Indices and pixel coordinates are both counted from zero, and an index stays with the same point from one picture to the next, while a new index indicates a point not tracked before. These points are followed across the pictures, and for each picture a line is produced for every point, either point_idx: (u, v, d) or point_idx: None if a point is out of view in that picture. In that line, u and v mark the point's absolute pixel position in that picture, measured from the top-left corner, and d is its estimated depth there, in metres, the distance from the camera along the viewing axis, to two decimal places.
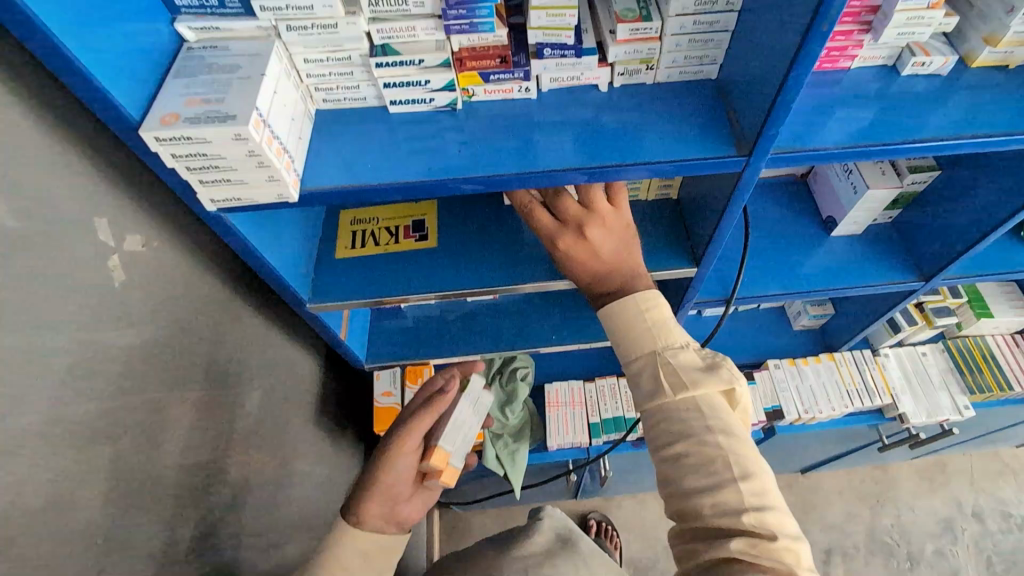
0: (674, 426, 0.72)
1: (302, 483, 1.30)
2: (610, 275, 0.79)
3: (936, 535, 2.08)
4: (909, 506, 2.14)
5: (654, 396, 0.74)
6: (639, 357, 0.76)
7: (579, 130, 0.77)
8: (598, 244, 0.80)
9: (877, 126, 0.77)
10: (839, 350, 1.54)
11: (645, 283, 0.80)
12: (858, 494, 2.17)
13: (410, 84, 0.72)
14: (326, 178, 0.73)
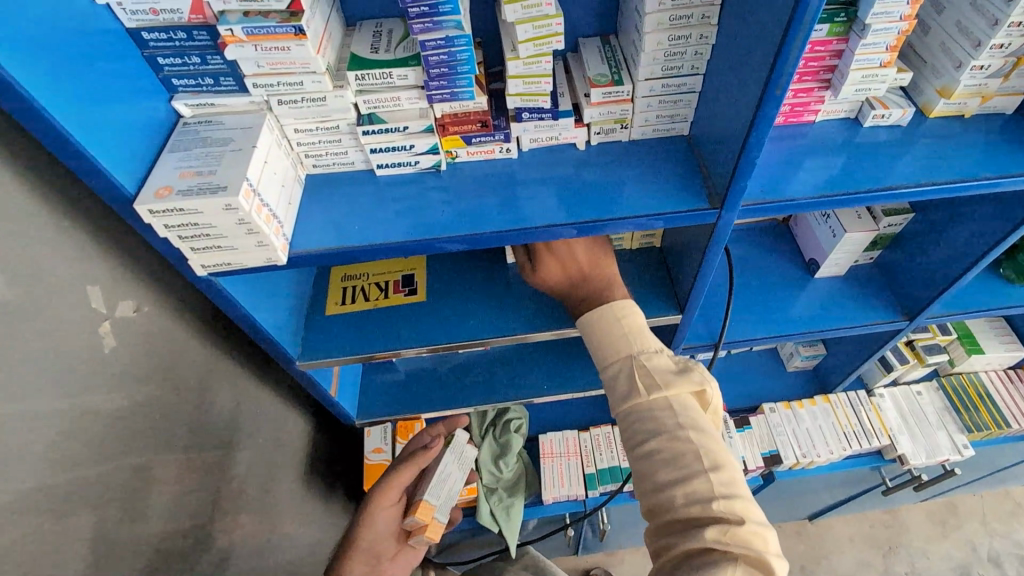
0: (647, 425, 0.71)
1: (290, 548, 1.26)
2: (586, 293, 0.84)
3: None
4: (923, 553, 2.07)
5: (629, 398, 0.73)
6: (615, 362, 0.77)
7: (559, 187, 0.81)
8: (571, 256, 0.88)
9: (844, 175, 0.80)
10: (833, 392, 1.54)
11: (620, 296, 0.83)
12: (870, 541, 2.10)
13: (396, 149, 0.76)
14: (314, 240, 0.75)
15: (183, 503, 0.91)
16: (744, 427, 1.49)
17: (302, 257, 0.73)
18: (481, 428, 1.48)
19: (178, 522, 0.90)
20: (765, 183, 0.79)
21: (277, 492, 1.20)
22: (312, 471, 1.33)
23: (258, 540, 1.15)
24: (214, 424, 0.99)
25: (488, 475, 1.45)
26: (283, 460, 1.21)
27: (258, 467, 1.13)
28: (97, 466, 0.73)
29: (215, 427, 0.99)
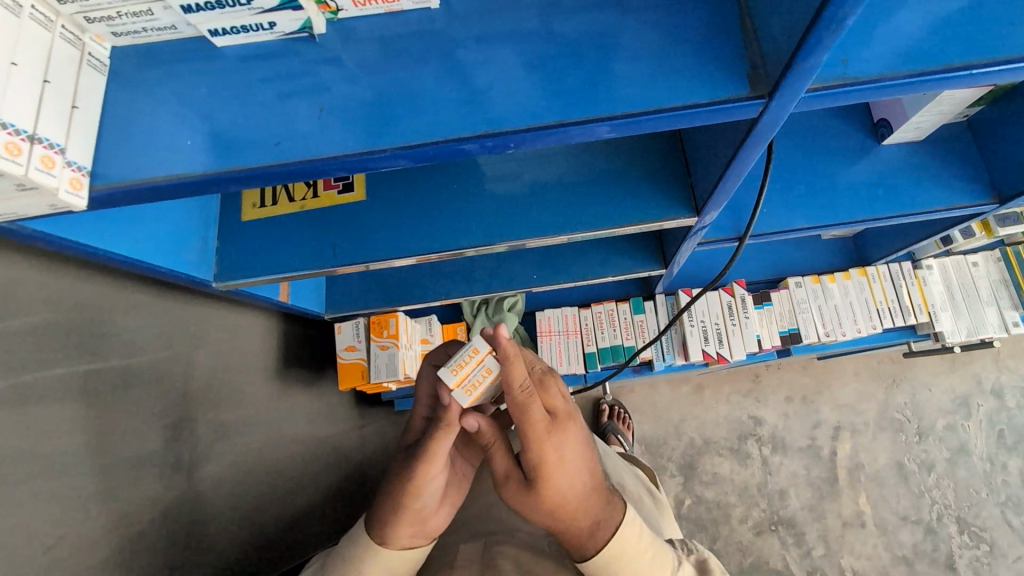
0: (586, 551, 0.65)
1: (283, 436, 1.23)
2: (576, 515, 0.63)
3: (949, 411, 1.83)
4: (926, 385, 1.86)
5: (585, 545, 0.64)
6: (583, 521, 0.64)
7: (511, 56, 0.50)
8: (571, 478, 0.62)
9: (980, 26, 0.48)
10: (873, 264, 1.32)
11: (590, 549, 0.64)
12: (874, 372, 1.88)
13: (227, 5, 0.46)
14: (130, 166, 0.49)
15: (115, 437, 0.84)
16: (764, 304, 1.31)
17: (119, 194, 0.49)
18: (471, 309, 1.37)
19: (112, 457, 0.84)
20: (847, 44, 0.47)
21: (246, 390, 1.14)
22: (283, 361, 1.25)
23: (245, 434, 1.12)
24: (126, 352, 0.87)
25: None
26: (240, 362, 1.12)
27: (211, 374, 1.04)
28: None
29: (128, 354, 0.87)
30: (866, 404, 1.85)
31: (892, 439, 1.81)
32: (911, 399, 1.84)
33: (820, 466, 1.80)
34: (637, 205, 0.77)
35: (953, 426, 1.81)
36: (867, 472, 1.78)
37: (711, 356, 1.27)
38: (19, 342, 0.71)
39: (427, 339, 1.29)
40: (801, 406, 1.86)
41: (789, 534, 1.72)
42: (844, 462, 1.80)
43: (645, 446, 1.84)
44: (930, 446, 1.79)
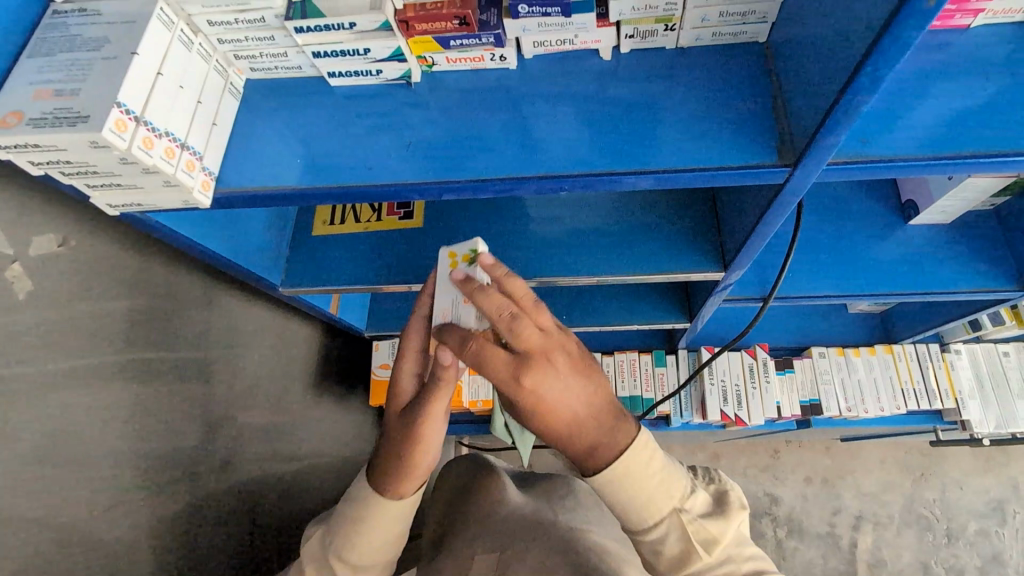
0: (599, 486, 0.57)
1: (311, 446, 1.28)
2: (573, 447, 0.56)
3: (982, 516, 1.76)
4: (958, 485, 1.80)
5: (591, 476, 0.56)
6: (578, 453, 0.56)
7: (574, 109, 0.59)
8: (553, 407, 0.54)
9: (989, 118, 0.54)
10: (899, 342, 1.33)
11: (601, 473, 0.56)
12: (901, 464, 1.84)
13: (347, 54, 0.56)
14: (247, 176, 0.59)
15: (171, 422, 0.92)
16: (785, 371, 1.33)
17: (234, 197, 0.58)
18: None
19: (165, 439, 0.91)
20: (866, 128, 0.54)
21: (283, 395, 1.20)
22: (321, 372, 1.32)
23: (278, 438, 1.18)
24: (193, 344, 0.95)
25: None
26: (283, 368, 1.20)
27: (256, 375, 1.12)
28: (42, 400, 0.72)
29: (195, 347, 0.96)
30: (890, 495, 1.80)
31: (918, 539, 1.74)
32: (940, 496, 1.79)
33: (838, 556, 1.74)
34: (669, 257, 0.83)
35: (986, 532, 1.74)
36: (889, 570, 1.71)
37: (729, 417, 1.29)
38: (112, 319, 0.80)
39: None
40: (821, 489, 1.83)
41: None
42: (865, 555, 1.73)
43: None
44: (960, 551, 1.72)
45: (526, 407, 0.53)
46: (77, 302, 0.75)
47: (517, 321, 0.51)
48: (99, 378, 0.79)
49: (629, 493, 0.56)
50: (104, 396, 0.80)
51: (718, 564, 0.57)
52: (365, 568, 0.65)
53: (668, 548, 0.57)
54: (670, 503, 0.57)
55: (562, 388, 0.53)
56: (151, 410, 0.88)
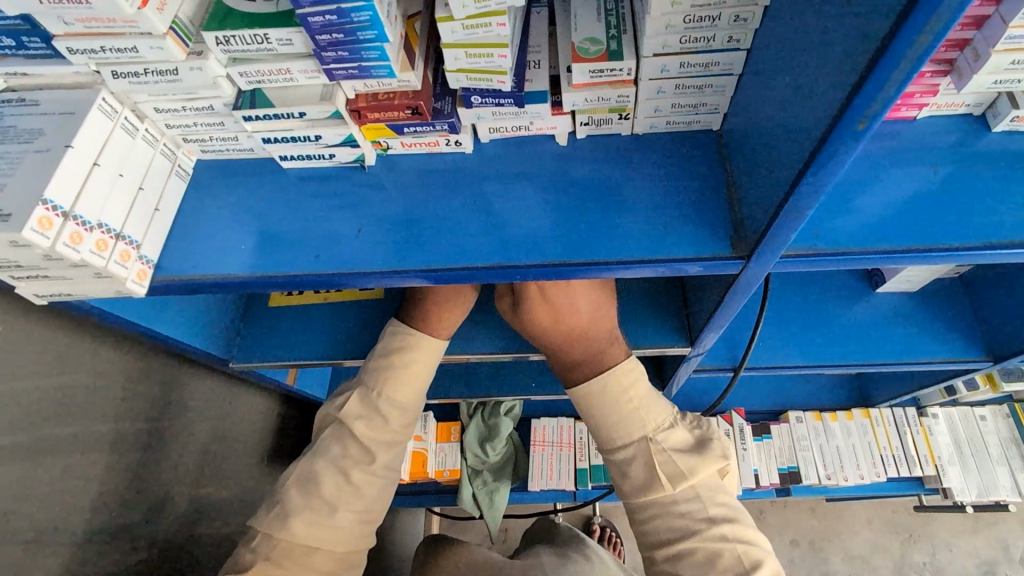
0: (579, 385, 0.73)
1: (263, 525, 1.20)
2: (568, 355, 0.74)
3: None
4: (946, 545, 1.76)
5: (574, 379, 0.73)
6: (569, 357, 0.74)
7: (533, 198, 0.58)
8: (564, 310, 0.72)
9: (946, 209, 0.53)
10: (876, 407, 1.32)
11: (580, 376, 0.73)
12: (889, 524, 1.79)
13: (298, 140, 0.55)
14: (188, 262, 0.56)
15: (110, 513, 0.85)
16: (763, 437, 1.31)
17: (174, 285, 0.55)
18: (468, 410, 1.38)
19: (104, 532, 0.84)
20: (819, 219, 0.54)
21: (237, 470, 1.14)
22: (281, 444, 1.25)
23: (227, 518, 1.11)
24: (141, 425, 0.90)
25: (474, 457, 1.36)
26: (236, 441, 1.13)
27: (206, 449, 1.05)
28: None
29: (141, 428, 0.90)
30: (881, 559, 1.75)
31: None
32: (931, 559, 1.74)
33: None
34: (638, 330, 0.81)
35: None
36: None
37: None
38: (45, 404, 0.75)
39: (421, 437, 1.34)
40: (808, 552, 1.76)
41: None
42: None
43: None
44: None
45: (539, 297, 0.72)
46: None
47: None
48: (24, 471, 0.73)
49: (608, 408, 0.71)
50: (31, 491, 0.74)
51: (682, 498, 0.68)
52: (401, 414, 0.78)
53: (636, 469, 0.70)
54: (642, 431, 0.70)
55: (564, 298, 0.72)
56: (85, 502, 0.81)
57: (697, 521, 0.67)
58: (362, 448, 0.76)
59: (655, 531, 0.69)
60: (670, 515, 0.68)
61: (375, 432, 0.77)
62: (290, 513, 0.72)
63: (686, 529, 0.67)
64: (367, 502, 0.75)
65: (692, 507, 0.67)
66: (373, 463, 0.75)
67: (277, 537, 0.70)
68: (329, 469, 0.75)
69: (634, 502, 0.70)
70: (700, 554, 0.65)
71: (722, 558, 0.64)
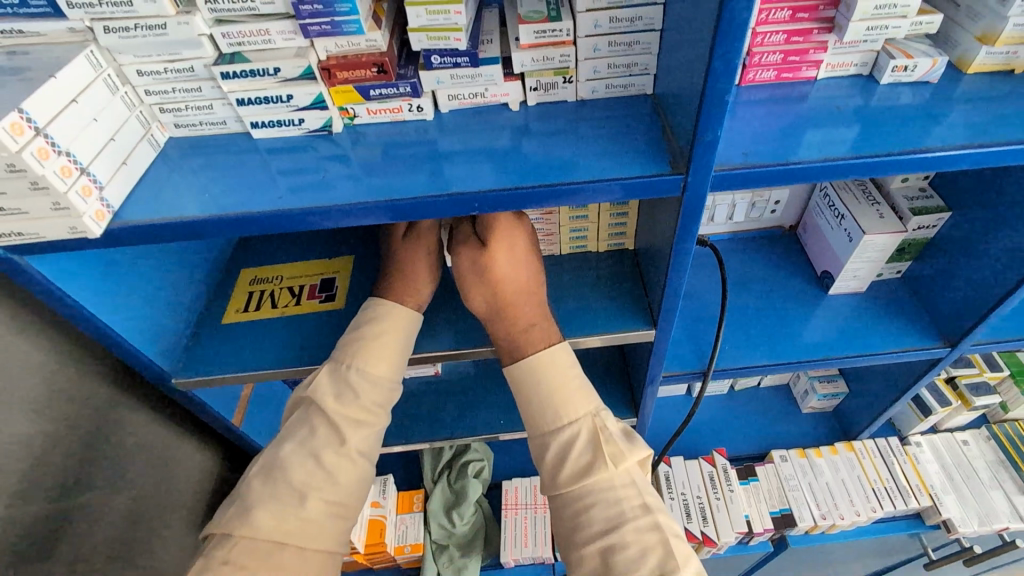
0: (528, 353, 0.67)
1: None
2: (517, 317, 0.69)
3: None
4: None
5: (523, 343, 0.68)
6: (523, 318, 0.69)
7: (492, 151, 0.62)
8: (523, 265, 0.70)
9: (859, 137, 0.60)
10: (858, 438, 1.30)
11: (530, 343, 0.68)
12: None
13: (270, 101, 0.60)
14: (146, 210, 0.57)
15: None
16: (749, 480, 1.25)
17: (131, 230, 0.56)
18: (433, 472, 1.28)
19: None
20: (750, 146, 0.60)
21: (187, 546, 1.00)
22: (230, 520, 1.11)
23: None
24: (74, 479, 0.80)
25: (438, 529, 1.23)
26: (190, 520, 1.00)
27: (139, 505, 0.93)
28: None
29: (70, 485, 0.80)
30: None
31: None
32: None
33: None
34: (603, 318, 0.83)
35: None
36: None
37: (695, 535, 1.16)
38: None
39: (378, 503, 1.21)
40: None
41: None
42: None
43: None
44: None
45: (505, 243, 0.69)
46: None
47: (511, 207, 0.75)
48: None
49: (539, 393, 0.65)
50: None
51: (620, 483, 0.61)
52: (371, 389, 0.69)
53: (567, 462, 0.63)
54: (586, 406, 0.65)
55: (524, 256, 0.71)
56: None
57: (631, 509, 0.60)
58: (329, 426, 0.67)
59: (590, 522, 0.60)
60: (604, 502, 0.61)
61: (347, 409, 0.68)
62: (248, 513, 0.63)
63: (616, 519, 0.59)
64: (343, 492, 0.66)
65: (627, 493, 0.61)
66: (342, 445, 0.66)
67: (237, 535, 0.62)
68: (299, 454, 0.66)
69: (565, 493, 0.63)
70: (633, 548, 0.57)
71: (653, 553, 0.57)
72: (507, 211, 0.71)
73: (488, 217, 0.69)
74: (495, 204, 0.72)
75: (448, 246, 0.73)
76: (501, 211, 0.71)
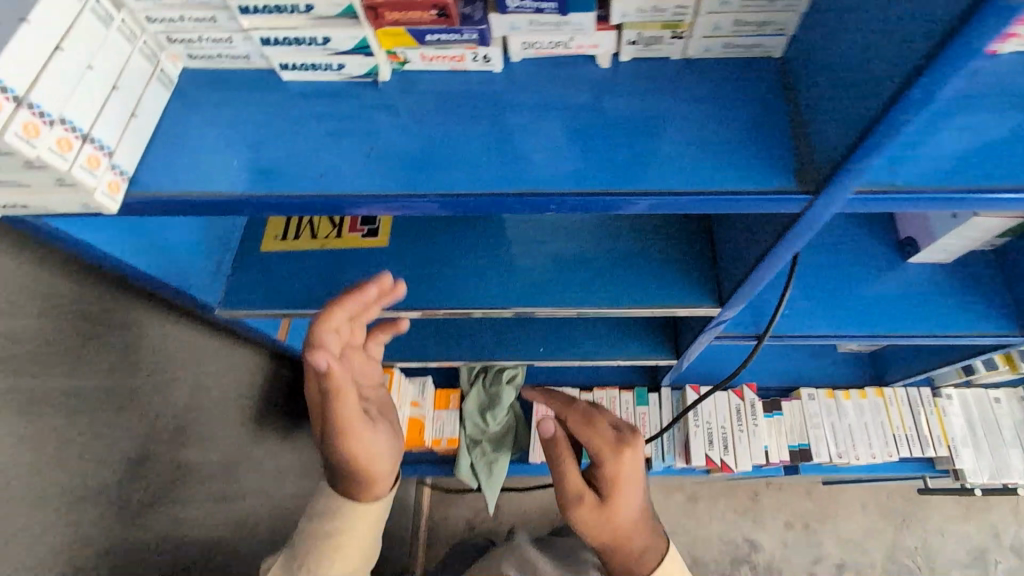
0: (641, 552, 0.72)
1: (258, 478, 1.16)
2: (630, 551, 0.72)
3: (965, 567, 1.67)
4: (938, 530, 1.71)
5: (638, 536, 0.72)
6: (635, 536, 0.72)
7: (568, 125, 0.50)
8: (631, 492, 0.74)
9: None
10: (890, 385, 1.30)
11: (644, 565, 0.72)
12: (882, 509, 1.74)
13: (303, 43, 0.48)
14: (167, 176, 0.49)
15: None
16: (773, 413, 1.28)
17: (153, 202, 0.48)
18: (468, 377, 1.30)
19: None
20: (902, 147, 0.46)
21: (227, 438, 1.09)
22: (270, 408, 1.20)
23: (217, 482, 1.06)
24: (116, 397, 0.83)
25: (473, 427, 1.30)
26: None
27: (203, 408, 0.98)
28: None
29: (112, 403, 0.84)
30: (873, 543, 1.70)
31: None
32: (922, 542, 1.69)
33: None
34: (661, 285, 0.74)
35: None
36: None
37: (715, 462, 1.21)
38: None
39: (417, 403, 1.27)
40: (802, 534, 1.71)
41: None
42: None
43: None
44: None
45: (615, 480, 0.73)
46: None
47: (596, 416, 0.79)
48: None
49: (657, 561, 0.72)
50: None
51: None
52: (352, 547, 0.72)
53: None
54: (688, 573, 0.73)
55: (636, 485, 0.74)
56: None
57: None
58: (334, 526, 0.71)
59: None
60: None
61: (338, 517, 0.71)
62: None
63: None
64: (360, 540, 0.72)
65: None
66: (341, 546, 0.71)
67: None
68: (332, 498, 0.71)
69: None
70: None
71: None
72: (616, 444, 0.74)
73: (609, 459, 0.73)
74: (602, 437, 0.76)
75: (555, 482, 0.75)
76: (614, 450, 0.74)
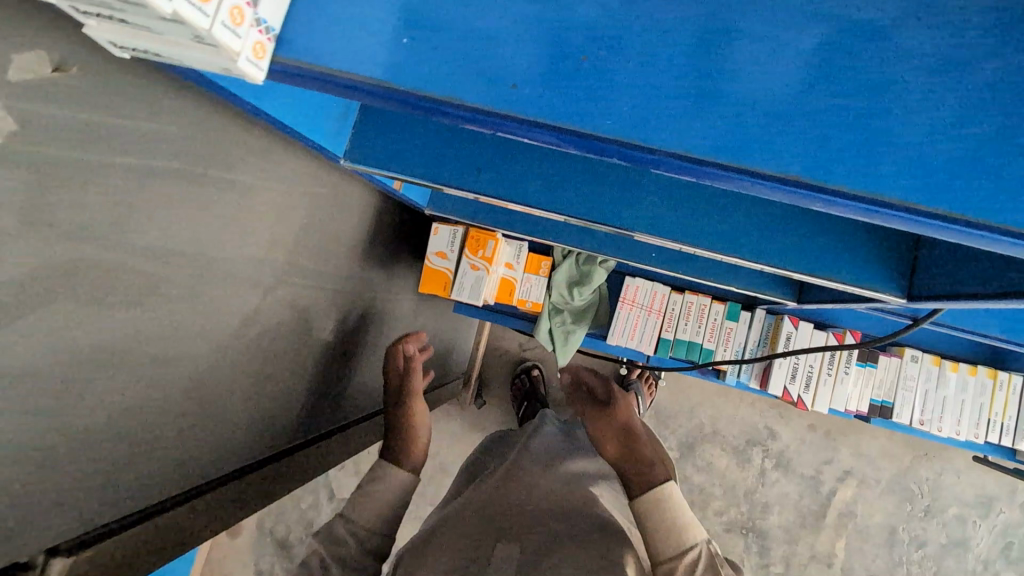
0: (645, 461, 0.84)
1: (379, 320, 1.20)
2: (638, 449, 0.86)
3: (967, 503, 1.83)
4: (957, 471, 1.84)
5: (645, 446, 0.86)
6: (643, 447, 0.87)
7: (830, 69, 0.36)
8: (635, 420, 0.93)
9: None
10: (1005, 371, 1.19)
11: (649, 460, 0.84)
12: (911, 439, 1.85)
13: None
14: (314, 39, 0.38)
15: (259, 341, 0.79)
16: (867, 364, 1.20)
17: (300, 73, 0.39)
18: (562, 251, 1.28)
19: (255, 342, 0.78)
20: None
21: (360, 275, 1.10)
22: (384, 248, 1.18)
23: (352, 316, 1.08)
24: (287, 228, 0.81)
25: (558, 296, 1.29)
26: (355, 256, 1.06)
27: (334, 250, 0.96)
28: (142, 337, 0.58)
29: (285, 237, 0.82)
30: (886, 462, 1.85)
31: (896, 507, 1.84)
32: (934, 476, 1.84)
33: (813, 497, 1.86)
34: (834, 253, 0.66)
35: (964, 518, 1.82)
36: (857, 522, 1.84)
37: (792, 396, 1.19)
38: (201, 227, 0.62)
39: (512, 264, 1.25)
40: (822, 438, 1.87)
41: (755, 542, 1.84)
42: (839, 505, 1.85)
43: (656, 415, 1.92)
44: (931, 526, 1.82)
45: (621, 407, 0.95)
46: (157, 192, 0.56)
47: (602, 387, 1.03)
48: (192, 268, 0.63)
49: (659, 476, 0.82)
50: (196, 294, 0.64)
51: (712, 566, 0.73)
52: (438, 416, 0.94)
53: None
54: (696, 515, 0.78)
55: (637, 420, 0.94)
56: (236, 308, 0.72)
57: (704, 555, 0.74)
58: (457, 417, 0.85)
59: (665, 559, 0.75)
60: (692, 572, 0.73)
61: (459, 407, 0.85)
62: None
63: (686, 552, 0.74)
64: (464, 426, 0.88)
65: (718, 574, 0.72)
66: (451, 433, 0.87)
67: None
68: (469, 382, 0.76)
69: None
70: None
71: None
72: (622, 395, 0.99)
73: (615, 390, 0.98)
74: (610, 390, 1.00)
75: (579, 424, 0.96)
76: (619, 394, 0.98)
